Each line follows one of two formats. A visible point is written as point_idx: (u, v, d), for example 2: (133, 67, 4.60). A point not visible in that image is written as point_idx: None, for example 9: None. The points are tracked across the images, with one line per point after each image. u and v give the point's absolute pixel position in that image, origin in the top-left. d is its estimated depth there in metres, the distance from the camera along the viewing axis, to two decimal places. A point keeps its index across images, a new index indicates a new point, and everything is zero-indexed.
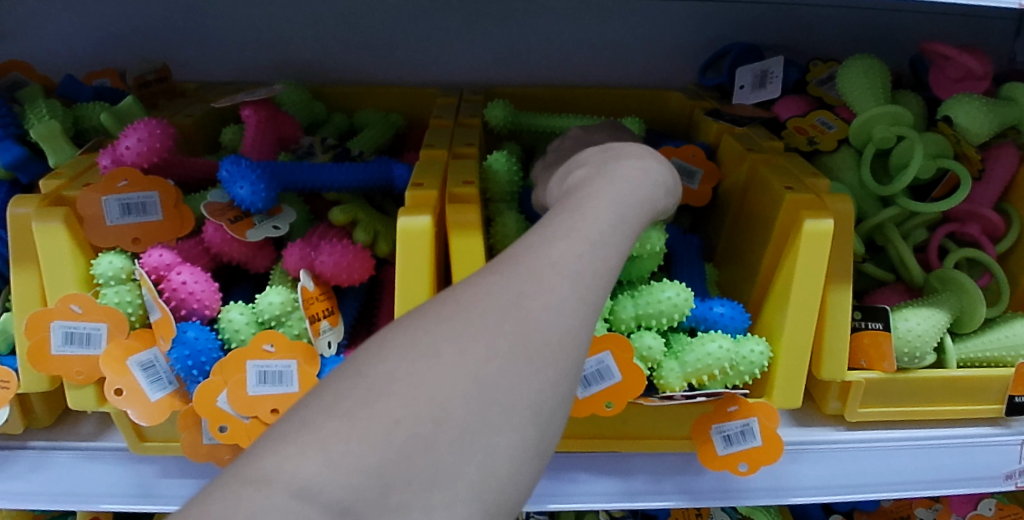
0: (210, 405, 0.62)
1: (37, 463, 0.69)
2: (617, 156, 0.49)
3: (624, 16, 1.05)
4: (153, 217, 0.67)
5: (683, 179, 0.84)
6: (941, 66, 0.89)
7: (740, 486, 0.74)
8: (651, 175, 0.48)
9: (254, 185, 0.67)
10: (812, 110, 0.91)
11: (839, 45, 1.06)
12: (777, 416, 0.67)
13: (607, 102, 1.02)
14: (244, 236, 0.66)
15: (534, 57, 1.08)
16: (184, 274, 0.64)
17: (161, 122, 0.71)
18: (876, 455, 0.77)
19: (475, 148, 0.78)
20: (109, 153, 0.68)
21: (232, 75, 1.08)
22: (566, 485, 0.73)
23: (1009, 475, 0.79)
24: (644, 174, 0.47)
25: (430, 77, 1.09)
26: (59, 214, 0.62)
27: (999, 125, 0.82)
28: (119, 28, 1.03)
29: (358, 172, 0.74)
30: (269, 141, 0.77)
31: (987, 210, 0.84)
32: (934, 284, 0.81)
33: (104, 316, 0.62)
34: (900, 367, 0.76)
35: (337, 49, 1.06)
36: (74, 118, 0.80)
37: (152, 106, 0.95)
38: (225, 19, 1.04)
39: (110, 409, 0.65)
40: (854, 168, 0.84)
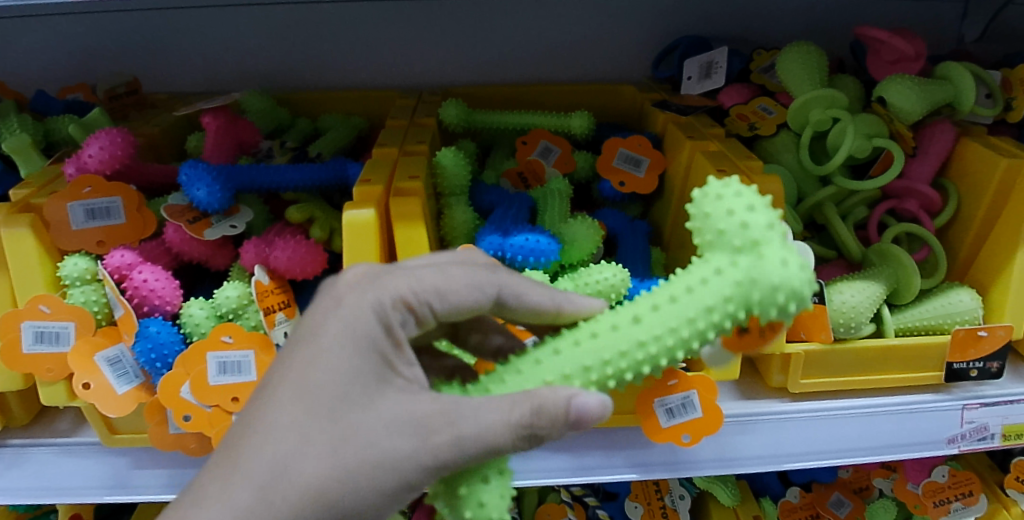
0: (174, 395, 0.66)
1: (15, 459, 0.73)
2: (333, 305, 0.44)
3: (575, 15, 1.09)
4: (116, 221, 0.71)
5: (629, 167, 0.89)
6: (877, 49, 0.91)
7: (686, 458, 0.77)
8: (342, 331, 0.43)
9: (209, 187, 0.71)
10: (755, 97, 0.95)
11: (786, 34, 1.10)
12: (717, 388, 0.71)
13: (562, 97, 1.06)
14: (202, 235, 0.70)
15: (493, 57, 1.11)
16: (145, 273, 0.68)
17: (122, 130, 0.74)
18: (820, 425, 0.80)
19: (425, 146, 0.82)
20: (74, 162, 0.72)
21: (201, 85, 1.12)
22: (521, 463, 0.76)
23: (950, 440, 0.82)
24: (345, 378, 0.42)
25: (393, 80, 1.13)
26: (25, 220, 0.65)
27: (931, 104, 0.86)
28: (91, 45, 1.08)
29: (313, 173, 0.78)
30: (228, 146, 0.81)
31: (923, 186, 0.87)
32: (872, 258, 0.84)
33: (70, 315, 0.66)
34: (838, 338, 0.79)
35: (301, 56, 1.10)
36: (44, 131, 0.84)
37: (123, 117, 0.99)
38: (192, 32, 1.08)
39: (81, 403, 0.68)
40: (792, 151, 0.88)
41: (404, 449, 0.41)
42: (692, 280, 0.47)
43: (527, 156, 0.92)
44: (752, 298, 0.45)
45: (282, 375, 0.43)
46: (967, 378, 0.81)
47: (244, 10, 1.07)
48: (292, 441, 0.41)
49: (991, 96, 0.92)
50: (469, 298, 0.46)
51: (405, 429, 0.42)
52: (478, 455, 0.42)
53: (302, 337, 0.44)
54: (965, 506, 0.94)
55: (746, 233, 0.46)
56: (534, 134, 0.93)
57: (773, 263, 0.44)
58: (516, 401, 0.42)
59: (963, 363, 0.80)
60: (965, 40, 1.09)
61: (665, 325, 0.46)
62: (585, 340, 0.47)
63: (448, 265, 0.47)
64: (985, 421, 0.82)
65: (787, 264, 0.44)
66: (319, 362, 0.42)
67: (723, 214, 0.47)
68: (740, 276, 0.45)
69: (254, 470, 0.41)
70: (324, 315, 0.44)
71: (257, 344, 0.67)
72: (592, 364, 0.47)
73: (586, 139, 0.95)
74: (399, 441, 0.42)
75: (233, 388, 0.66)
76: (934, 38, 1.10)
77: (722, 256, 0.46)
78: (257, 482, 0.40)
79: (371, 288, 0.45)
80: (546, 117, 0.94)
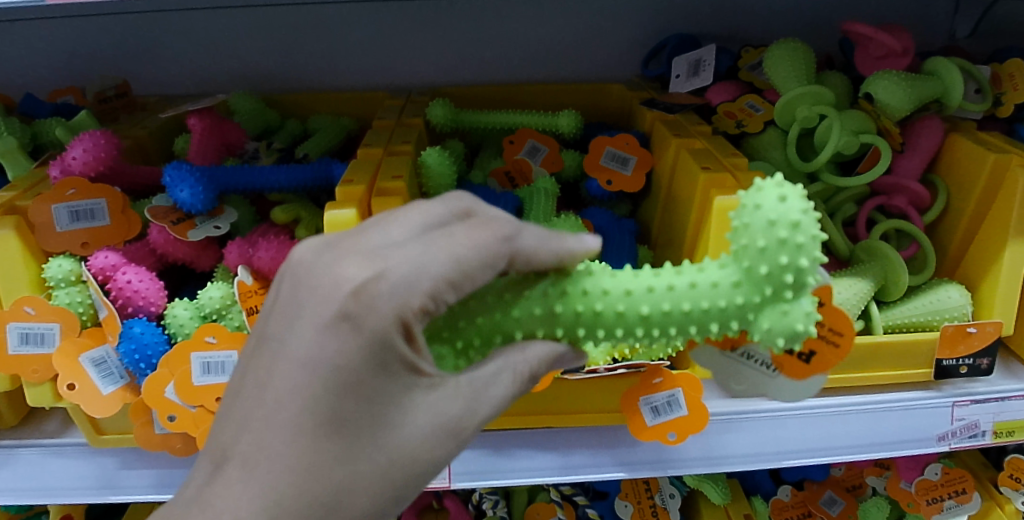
0: (158, 395, 0.66)
1: (3, 460, 0.73)
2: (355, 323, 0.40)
3: (564, 14, 1.09)
4: (100, 222, 0.71)
5: (616, 165, 0.89)
6: (864, 45, 0.91)
7: (672, 456, 0.77)
8: (375, 355, 0.40)
9: (193, 188, 0.71)
10: (742, 95, 0.95)
11: (775, 32, 1.09)
12: (702, 387, 0.71)
13: (551, 97, 1.06)
14: (186, 236, 0.71)
15: (483, 57, 1.11)
16: (129, 274, 0.69)
17: (106, 133, 0.75)
18: (809, 423, 0.79)
19: (411, 146, 0.82)
20: (58, 165, 0.73)
21: (192, 88, 1.13)
22: (507, 462, 0.76)
23: (941, 437, 0.82)
24: (382, 401, 0.42)
25: (383, 81, 1.13)
26: (10, 223, 0.66)
27: (918, 100, 0.85)
28: (82, 48, 1.09)
29: (298, 173, 0.78)
30: (214, 148, 0.82)
31: (911, 182, 0.87)
32: (860, 255, 0.84)
33: (56, 316, 0.67)
34: None
35: (291, 57, 1.11)
36: (32, 134, 0.85)
37: (113, 120, 1.00)
38: (181, 34, 1.09)
39: (66, 404, 0.68)
40: (780, 148, 0.88)
41: (440, 452, 0.45)
42: (714, 286, 0.46)
43: (514, 155, 0.92)
44: (759, 334, 0.46)
45: (312, 401, 0.40)
46: (957, 374, 0.80)
47: (234, 13, 1.07)
48: (332, 461, 0.42)
49: (980, 91, 0.91)
50: (483, 275, 0.42)
51: (442, 436, 0.45)
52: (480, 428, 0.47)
53: (322, 357, 0.40)
54: (959, 504, 0.93)
55: (790, 283, 0.44)
56: (521, 134, 0.93)
57: (798, 321, 0.45)
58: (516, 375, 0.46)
59: (952, 360, 0.79)
60: (957, 36, 1.08)
61: (669, 322, 0.46)
62: (588, 312, 0.46)
63: (457, 239, 0.41)
64: (975, 418, 0.81)
65: (808, 326, 0.46)
66: (355, 390, 0.41)
67: (777, 240, 0.44)
68: (763, 313, 0.45)
69: (301, 492, 0.42)
70: (336, 336, 0.40)
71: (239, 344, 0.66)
72: (583, 334, 0.47)
73: (574, 138, 0.95)
74: (436, 448, 0.45)
75: (216, 388, 0.67)
76: (927, 34, 1.10)
77: (755, 287, 0.45)
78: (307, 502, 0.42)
79: (393, 301, 0.39)
80: (533, 116, 0.94)
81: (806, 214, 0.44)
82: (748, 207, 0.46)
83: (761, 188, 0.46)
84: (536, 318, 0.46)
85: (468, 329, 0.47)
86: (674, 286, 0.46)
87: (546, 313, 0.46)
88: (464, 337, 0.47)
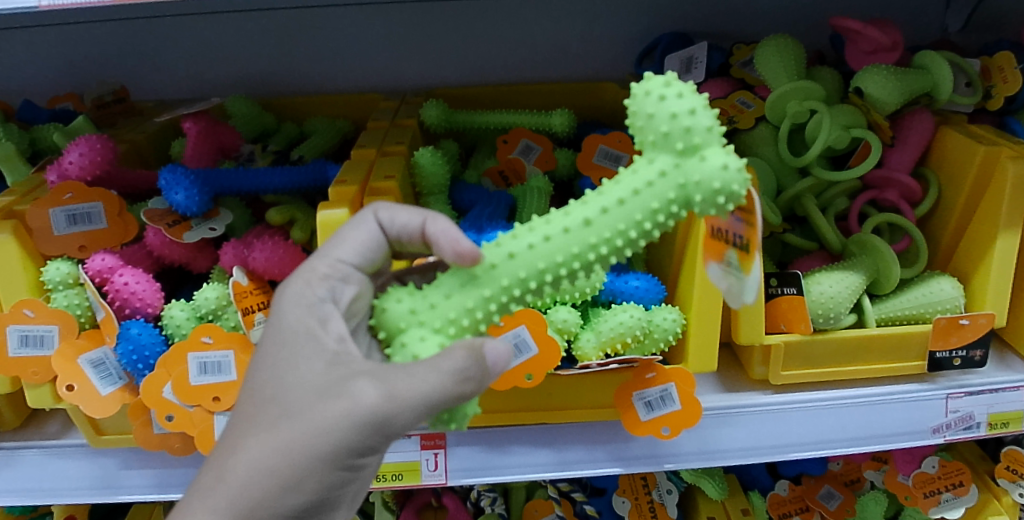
0: (156, 396, 0.67)
1: (5, 462, 0.74)
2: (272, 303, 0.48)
3: (557, 14, 1.09)
4: (98, 226, 0.72)
5: (609, 163, 0.89)
6: (854, 40, 0.91)
7: (666, 450, 0.78)
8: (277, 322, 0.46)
9: (188, 190, 0.72)
10: (734, 91, 0.96)
11: (767, 29, 1.10)
12: (694, 381, 0.71)
13: (544, 97, 1.07)
14: (182, 238, 0.72)
15: (476, 58, 1.12)
16: (126, 275, 0.70)
17: (102, 137, 0.76)
18: (804, 416, 0.79)
19: (403, 146, 0.83)
20: (55, 169, 0.74)
21: (189, 92, 1.14)
22: (503, 458, 0.77)
23: (936, 429, 0.81)
24: (281, 363, 0.44)
25: (378, 84, 1.14)
26: (8, 227, 0.67)
27: (907, 93, 0.86)
28: (79, 54, 1.10)
29: (293, 175, 0.79)
30: (209, 151, 0.83)
31: (902, 176, 0.87)
32: (853, 249, 0.84)
33: (54, 318, 0.68)
34: (817, 329, 0.79)
35: (286, 61, 1.12)
36: (31, 140, 0.87)
37: (111, 125, 1.02)
38: (177, 39, 1.10)
39: (66, 405, 0.69)
40: (771, 144, 0.89)
41: (338, 412, 0.41)
42: (635, 174, 0.45)
43: (507, 155, 0.93)
44: (704, 199, 0.44)
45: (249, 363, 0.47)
46: (949, 366, 0.80)
47: (228, 17, 1.08)
48: (248, 433, 0.43)
49: (971, 85, 0.92)
50: (368, 237, 0.50)
51: (331, 395, 0.41)
52: (401, 401, 0.40)
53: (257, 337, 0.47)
54: (955, 496, 0.94)
55: (692, 128, 0.44)
56: (514, 133, 0.94)
57: (721, 162, 0.43)
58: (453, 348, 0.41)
59: (945, 352, 0.79)
60: (949, 31, 1.09)
61: (615, 223, 0.44)
62: (541, 245, 0.44)
63: (342, 234, 0.50)
64: (970, 410, 0.81)
65: (735, 169, 0.44)
66: (270, 343, 0.46)
67: (669, 109, 0.44)
68: (692, 173, 0.44)
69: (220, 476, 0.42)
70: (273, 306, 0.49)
71: (236, 344, 0.67)
72: (547, 269, 0.44)
73: (567, 137, 0.96)
74: (328, 408, 0.41)
75: (213, 388, 0.67)
76: (918, 28, 1.10)
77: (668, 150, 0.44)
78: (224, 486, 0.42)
79: (296, 280, 0.48)
80: (527, 116, 0.94)
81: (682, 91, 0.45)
82: (641, 100, 0.46)
83: (650, 81, 0.46)
84: (495, 268, 0.44)
85: (443, 304, 0.44)
86: (607, 196, 0.45)
87: (502, 258, 0.44)
88: (443, 311, 0.44)
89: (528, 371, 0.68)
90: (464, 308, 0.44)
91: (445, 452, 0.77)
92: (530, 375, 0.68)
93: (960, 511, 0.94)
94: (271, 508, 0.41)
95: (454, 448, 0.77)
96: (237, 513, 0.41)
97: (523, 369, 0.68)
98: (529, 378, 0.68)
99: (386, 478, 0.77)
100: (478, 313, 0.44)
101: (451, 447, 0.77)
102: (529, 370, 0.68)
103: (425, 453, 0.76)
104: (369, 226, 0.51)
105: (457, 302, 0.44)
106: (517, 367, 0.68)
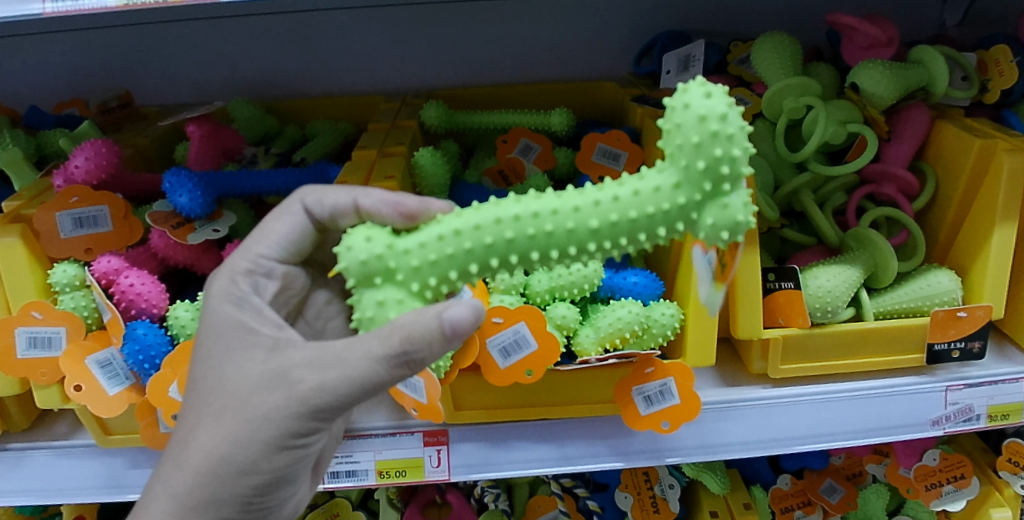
0: (163, 395, 0.68)
1: (15, 462, 0.75)
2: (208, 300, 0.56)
3: (555, 14, 1.10)
4: (103, 228, 0.73)
5: (607, 161, 0.89)
6: (850, 36, 0.92)
7: (667, 445, 0.78)
8: (209, 315, 0.54)
9: (191, 193, 0.73)
10: (731, 88, 0.97)
11: (765, 26, 1.11)
12: (693, 375, 0.72)
13: (544, 97, 1.08)
14: (185, 240, 0.73)
15: (476, 59, 1.13)
16: (132, 277, 0.71)
17: (106, 141, 0.77)
18: (802, 409, 0.80)
19: (404, 147, 0.83)
20: (61, 173, 0.75)
21: (191, 96, 1.15)
22: (504, 454, 0.78)
23: (935, 421, 0.81)
24: (219, 354, 0.52)
25: (379, 86, 1.15)
26: (15, 231, 0.68)
27: (903, 88, 0.87)
28: (84, 60, 1.12)
29: (294, 177, 0.80)
30: (213, 154, 0.85)
31: (899, 170, 0.88)
32: (851, 243, 0.85)
33: (62, 320, 0.69)
34: (816, 323, 0.79)
35: (287, 65, 1.13)
36: (37, 146, 0.88)
37: (116, 130, 1.03)
38: (180, 44, 1.11)
39: (74, 405, 0.71)
40: (769, 140, 0.90)
41: (278, 398, 0.49)
42: (656, 193, 0.43)
43: (507, 154, 0.94)
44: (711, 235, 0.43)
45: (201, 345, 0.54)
46: (948, 359, 0.80)
47: (231, 22, 1.10)
48: (200, 422, 0.50)
49: (967, 79, 0.93)
50: (285, 224, 0.58)
51: (271, 387, 0.49)
52: (331, 385, 0.47)
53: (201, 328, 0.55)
54: (957, 489, 0.95)
55: (727, 174, 0.42)
56: (514, 132, 0.95)
57: (737, 212, 0.43)
58: (385, 334, 0.44)
59: (943, 344, 0.79)
60: (947, 25, 1.09)
61: (618, 234, 0.43)
62: (540, 236, 0.43)
63: (268, 228, 0.59)
64: (969, 402, 0.81)
65: (747, 216, 0.43)
66: (218, 332, 0.53)
67: (712, 143, 0.41)
68: (713, 207, 0.43)
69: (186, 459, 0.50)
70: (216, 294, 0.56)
71: None
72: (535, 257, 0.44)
73: (566, 136, 0.97)
74: (270, 394, 0.49)
75: None
76: (916, 24, 1.11)
77: (694, 184, 0.42)
78: (193, 467, 0.50)
79: (221, 278, 0.56)
80: (526, 115, 0.95)
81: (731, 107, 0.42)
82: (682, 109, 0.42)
83: (698, 90, 0.42)
84: (488, 247, 0.44)
85: (427, 268, 0.45)
86: (609, 192, 0.43)
87: (496, 236, 0.44)
88: (425, 274, 0.45)
89: (527, 366, 0.69)
90: (445, 277, 0.45)
91: (447, 448, 0.77)
92: (530, 370, 0.69)
93: (961, 503, 0.95)
94: (231, 475, 0.50)
95: (456, 444, 0.77)
96: (203, 473, 0.50)
97: (523, 364, 0.69)
98: (530, 373, 0.69)
99: (389, 475, 0.78)
100: (457, 280, 0.45)
101: (453, 444, 0.77)
102: (529, 366, 0.69)
103: (428, 449, 0.77)
104: (292, 215, 0.59)
105: (439, 271, 0.45)
106: (517, 363, 0.69)
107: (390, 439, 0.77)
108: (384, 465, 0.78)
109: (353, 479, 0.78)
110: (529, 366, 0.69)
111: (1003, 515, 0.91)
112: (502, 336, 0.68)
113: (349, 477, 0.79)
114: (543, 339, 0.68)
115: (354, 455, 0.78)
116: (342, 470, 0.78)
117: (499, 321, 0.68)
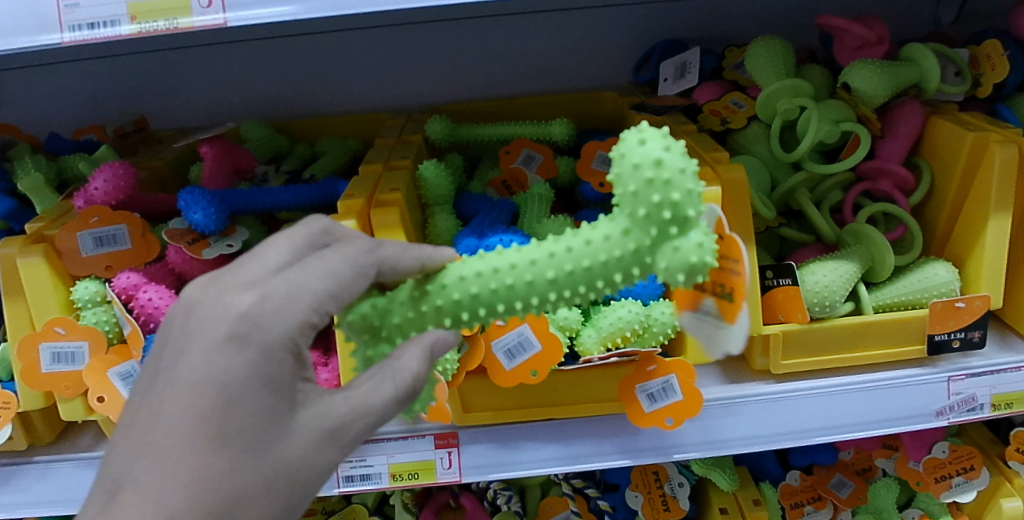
0: None
1: (40, 474, 0.78)
2: (187, 371, 0.41)
3: (555, 27, 1.13)
4: (123, 247, 0.77)
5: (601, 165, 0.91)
6: (841, 37, 0.94)
7: (671, 441, 0.80)
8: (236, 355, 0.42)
9: (206, 210, 0.77)
10: (726, 93, 0.99)
11: (760, 31, 1.13)
12: (695, 371, 0.74)
13: (545, 108, 1.11)
14: (201, 254, 0.76)
15: (479, 74, 1.16)
16: (150, 292, 0.74)
17: (124, 164, 0.81)
18: (803, 403, 0.81)
19: (409, 161, 0.86)
20: (82, 195, 0.79)
21: (203, 119, 1.19)
22: (514, 454, 0.80)
23: (939, 412, 0.82)
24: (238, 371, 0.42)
25: (385, 103, 1.18)
26: (39, 250, 0.71)
27: (893, 86, 0.89)
28: (102, 89, 1.16)
29: (305, 193, 0.83)
30: (225, 174, 0.88)
31: (895, 166, 0.89)
32: (848, 240, 0.86)
33: (85, 335, 0.72)
34: (814, 318, 0.81)
35: (296, 86, 1.17)
36: (59, 171, 0.92)
37: (132, 154, 1.07)
38: (192, 69, 1.15)
39: (98, 417, 0.73)
40: (763, 141, 0.92)
41: (324, 457, 0.44)
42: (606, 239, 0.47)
43: (510, 164, 0.96)
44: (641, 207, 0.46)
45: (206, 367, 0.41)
46: (950, 349, 0.81)
47: (242, 47, 1.14)
48: (220, 465, 0.40)
49: (959, 74, 0.94)
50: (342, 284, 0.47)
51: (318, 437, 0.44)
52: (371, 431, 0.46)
53: (208, 376, 0.41)
54: (967, 480, 0.95)
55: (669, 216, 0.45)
56: (517, 143, 0.98)
57: (691, 253, 0.45)
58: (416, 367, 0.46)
59: (944, 335, 0.80)
60: (942, 23, 1.11)
61: (576, 283, 0.47)
62: (501, 290, 0.48)
63: (318, 269, 0.46)
64: (972, 391, 0.82)
65: (704, 256, 0.46)
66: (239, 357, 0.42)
67: (649, 190, 0.45)
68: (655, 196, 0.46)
69: (179, 470, 0.39)
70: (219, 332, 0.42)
71: None
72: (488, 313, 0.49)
73: (568, 144, 0.99)
74: (316, 450, 0.44)
75: None
76: (910, 23, 1.12)
77: (642, 228, 0.46)
78: (196, 482, 0.39)
79: (277, 316, 0.43)
80: (527, 126, 0.98)
81: (667, 152, 0.46)
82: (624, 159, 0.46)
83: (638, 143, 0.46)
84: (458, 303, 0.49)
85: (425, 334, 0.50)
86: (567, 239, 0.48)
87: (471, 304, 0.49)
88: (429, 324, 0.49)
89: (535, 368, 0.71)
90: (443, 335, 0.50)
91: (458, 450, 0.79)
92: (541, 366, 0.71)
93: (971, 494, 0.96)
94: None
95: (466, 446, 0.79)
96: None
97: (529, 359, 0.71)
98: (536, 375, 0.71)
99: (402, 477, 0.80)
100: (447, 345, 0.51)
101: (463, 446, 0.79)
102: (536, 367, 0.71)
103: (440, 452, 0.79)
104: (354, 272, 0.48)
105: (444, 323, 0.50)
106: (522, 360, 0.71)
107: (402, 444, 0.79)
108: (397, 468, 0.80)
109: (367, 482, 0.80)
110: (539, 367, 0.71)
111: (1012, 504, 0.92)
112: (514, 335, 0.70)
113: (363, 481, 0.80)
114: (546, 339, 0.70)
115: (368, 459, 0.80)
116: (357, 474, 0.80)
117: (504, 324, 0.71)
